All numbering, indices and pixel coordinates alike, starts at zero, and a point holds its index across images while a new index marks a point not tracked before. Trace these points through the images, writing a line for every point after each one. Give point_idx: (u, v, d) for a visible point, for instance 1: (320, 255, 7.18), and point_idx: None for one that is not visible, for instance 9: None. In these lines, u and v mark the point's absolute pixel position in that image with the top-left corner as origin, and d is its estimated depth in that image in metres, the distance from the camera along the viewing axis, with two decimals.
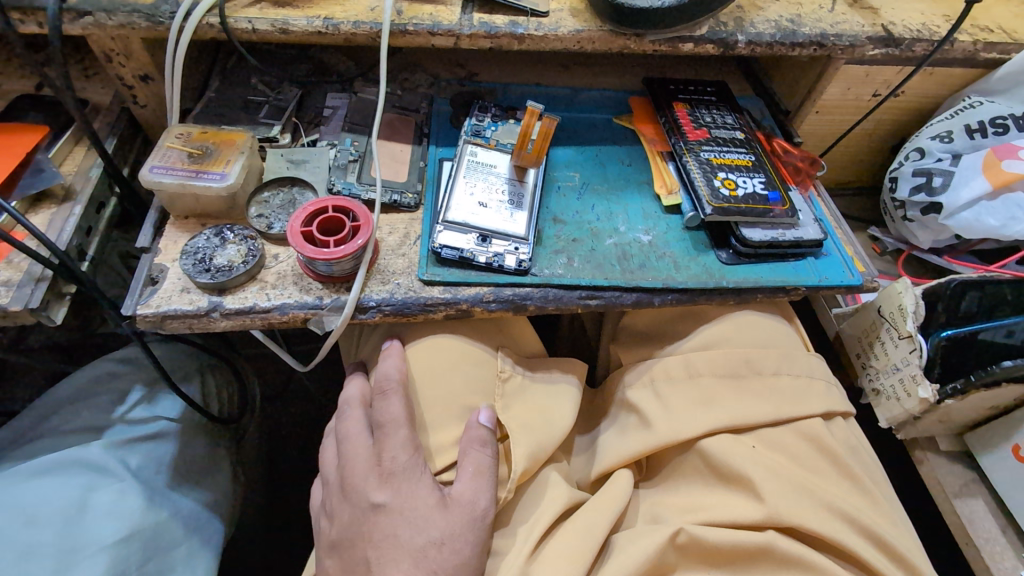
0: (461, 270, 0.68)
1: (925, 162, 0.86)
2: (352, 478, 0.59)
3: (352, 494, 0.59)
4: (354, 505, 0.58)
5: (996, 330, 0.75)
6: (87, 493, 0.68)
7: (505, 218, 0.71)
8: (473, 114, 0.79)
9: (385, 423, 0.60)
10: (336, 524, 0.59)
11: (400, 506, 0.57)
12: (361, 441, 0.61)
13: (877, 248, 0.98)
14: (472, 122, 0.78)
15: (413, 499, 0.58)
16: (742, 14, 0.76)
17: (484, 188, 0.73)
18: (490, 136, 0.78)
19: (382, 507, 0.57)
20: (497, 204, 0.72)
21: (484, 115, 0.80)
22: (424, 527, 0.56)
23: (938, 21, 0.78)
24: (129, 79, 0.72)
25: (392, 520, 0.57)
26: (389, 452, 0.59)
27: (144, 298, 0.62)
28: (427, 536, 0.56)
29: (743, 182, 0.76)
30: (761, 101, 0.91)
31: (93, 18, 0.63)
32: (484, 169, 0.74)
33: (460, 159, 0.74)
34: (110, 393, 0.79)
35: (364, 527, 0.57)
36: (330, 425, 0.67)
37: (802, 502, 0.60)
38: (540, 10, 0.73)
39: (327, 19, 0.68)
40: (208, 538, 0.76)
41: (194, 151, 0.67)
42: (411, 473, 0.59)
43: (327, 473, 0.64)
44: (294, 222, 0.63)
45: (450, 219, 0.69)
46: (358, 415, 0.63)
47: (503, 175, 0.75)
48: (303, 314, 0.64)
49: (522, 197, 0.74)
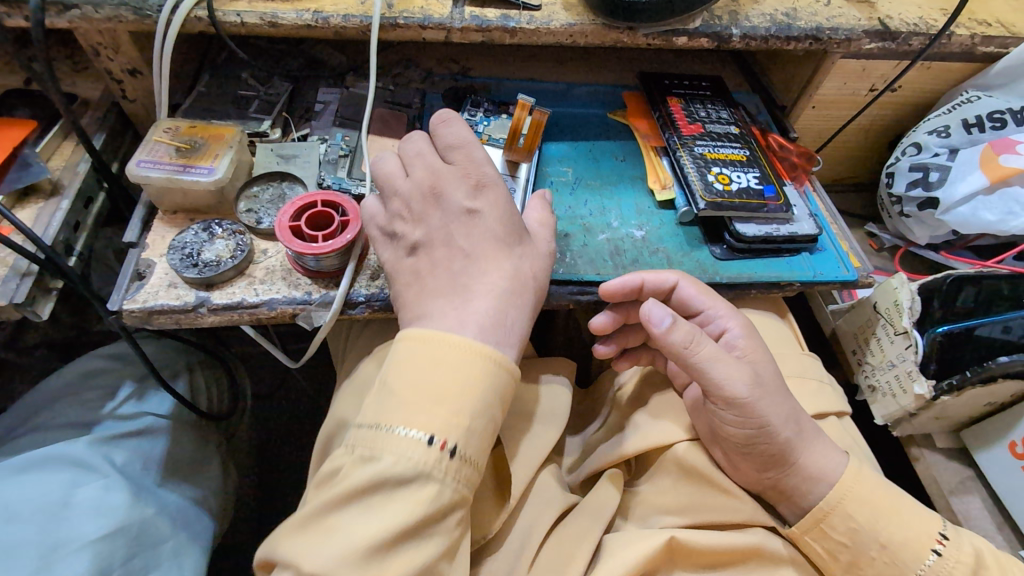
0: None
1: (922, 156, 0.85)
2: (439, 187, 0.58)
3: (441, 201, 0.58)
4: (444, 210, 0.57)
5: (993, 326, 0.73)
6: (71, 489, 0.68)
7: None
8: (466, 110, 0.79)
9: (460, 146, 0.59)
10: (411, 208, 0.58)
11: (491, 213, 0.57)
12: (434, 164, 0.59)
13: (873, 245, 0.97)
14: (464, 117, 0.78)
15: (505, 200, 0.59)
16: (737, 7, 0.75)
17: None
18: (482, 130, 0.77)
19: (475, 214, 0.57)
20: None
21: (477, 110, 0.80)
22: (515, 232, 0.58)
23: (935, 15, 0.77)
24: (118, 73, 0.71)
25: (469, 257, 0.56)
26: (476, 171, 0.59)
27: (130, 293, 0.62)
28: (503, 326, 0.54)
29: (736, 177, 0.75)
30: (756, 95, 0.90)
31: (80, 11, 0.62)
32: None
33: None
34: (100, 390, 0.78)
35: (451, 220, 0.57)
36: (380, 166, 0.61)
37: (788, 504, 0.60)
38: (533, 4, 0.73)
39: (316, 13, 0.68)
40: (195, 533, 0.75)
41: (182, 145, 0.66)
42: (501, 190, 0.59)
43: (399, 190, 0.59)
44: (281, 216, 0.62)
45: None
46: (418, 145, 0.61)
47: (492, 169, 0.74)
48: (291, 309, 0.63)
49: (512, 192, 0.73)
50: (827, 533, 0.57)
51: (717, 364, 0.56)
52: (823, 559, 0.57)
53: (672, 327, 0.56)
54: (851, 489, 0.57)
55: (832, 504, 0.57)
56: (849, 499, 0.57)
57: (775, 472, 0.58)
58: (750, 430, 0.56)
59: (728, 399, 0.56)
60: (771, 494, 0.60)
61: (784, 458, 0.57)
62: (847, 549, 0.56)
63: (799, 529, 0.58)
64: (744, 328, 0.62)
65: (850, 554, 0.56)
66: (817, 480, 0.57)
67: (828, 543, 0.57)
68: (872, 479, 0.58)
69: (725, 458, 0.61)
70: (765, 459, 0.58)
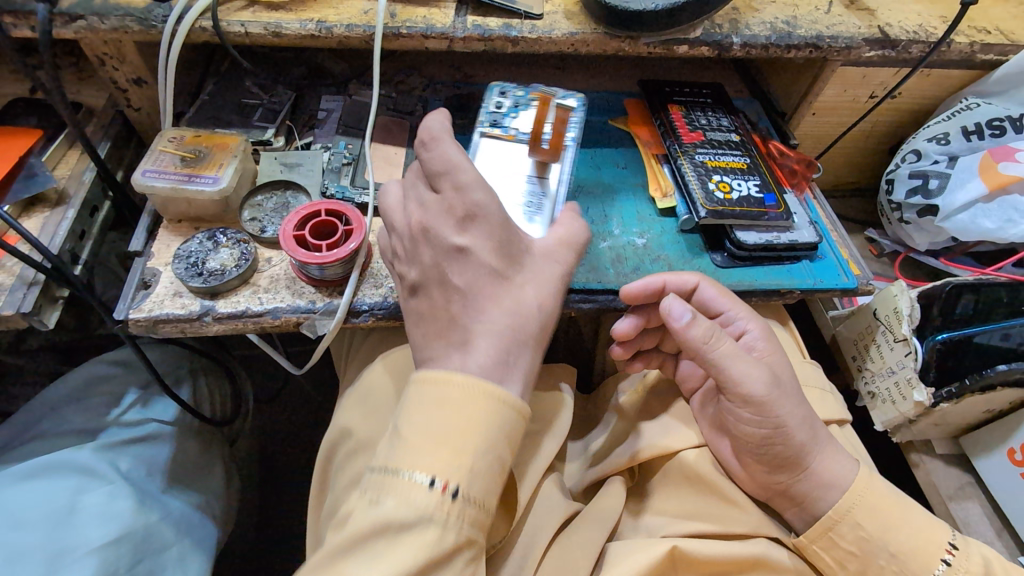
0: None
1: (921, 163, 0.86)
2: (427, 220, 0.53)
3: (430, 239, 0.52)
4: (433, 248, 0.52)
5: (991, 333, 0.74)
6: (77, 495, 0.68)
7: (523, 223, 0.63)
8: (492, 101, 0.72)
9: (444, 169, 0.52)
10: (411, 243, 0.54)
11: (482, 250, 0.51)
12: (423, 197, 0.54)
13: (873, 250, 0.98)
14: (488, 110, 0.71)
15: (498, 228, 0.52)
16: (737, 16, 0.76)
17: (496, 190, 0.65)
18: (508, 125, 0.70)
19: (464, 251, 0.51)
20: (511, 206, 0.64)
21: (506, 99, 0.73)
22: (512, 260, 0.53)
23: (934, 23, 0.78)
24: (123, 83, 0.72)
25: (465, 296, 0.51)
26: (463, 200, 0.52)
27: (136, 302, 0.62)
28: (507, 365, 0.50)
29: (737, 185, 0.75)
30: (756, 102, 0.91)
31: (86, 22, 0.63)
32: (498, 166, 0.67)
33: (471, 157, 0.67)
34: (105, 396, 0.79)
35: (441, 260, 0.52)
36: (384, 195, 0.59)
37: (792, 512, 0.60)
38: (535, 13, 0.73)
39: (320, 23, 0.68)
40: (199, 539, 0.76)
41: (186, 155, 0.67)
42: (493, 218, 0.52)
43: (397, 223, 0.56)
44: (285, 226, 0.63)
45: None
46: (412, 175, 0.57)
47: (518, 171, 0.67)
48: (295, 318, 0.64)
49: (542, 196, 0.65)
50: (834, 542, 0.57)
51: (738, 364, 0.57)
52: (830, 568, 0.57)
53: (694, 323, 0.57)
54: (858, 497, 0.57)
55: (840, 512, 0.56)
56: (859, 508, 0.57)
57: (786, 476, 0.59)
58: (765, 429, 0.57)
59: (745, 397, 0.57)
60: (778, 500, 0.61)
61: (796, 462, 0.58)
62: (855, 558, 0.56)
63: (807, 538, 0.57)
64: (762, 334, 0.64)
65: (857, 563, 0.56)
66: (828, 487, 0.58)
67: (836, 553, 0.57)
68: (879, 487, 0.58)
69: (737, 459, 0.62)
70: (777, 462, 0.58)
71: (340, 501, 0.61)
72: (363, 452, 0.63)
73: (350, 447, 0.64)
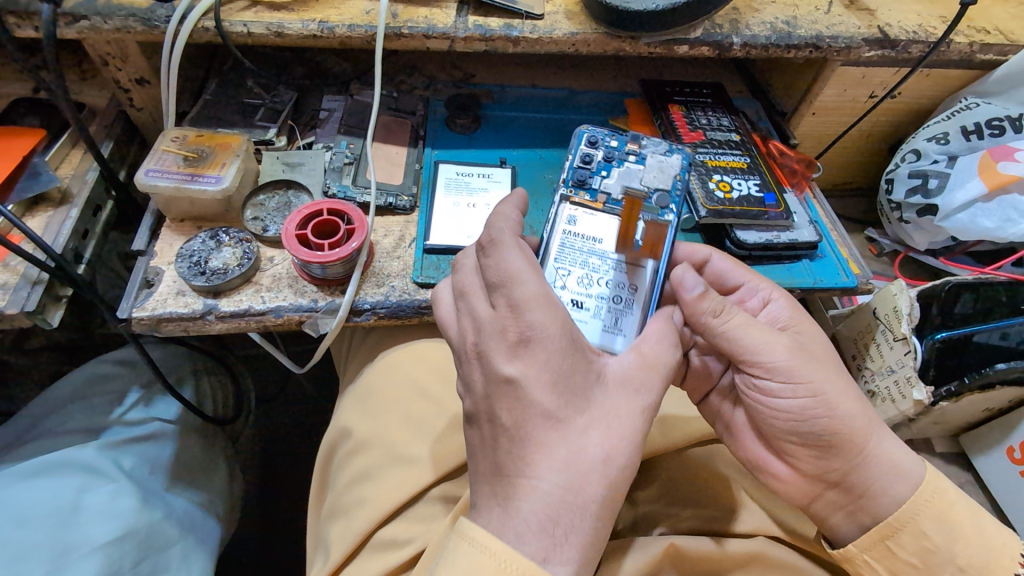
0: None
1: (920, 163, 0.86)
2: (479, 338, 0.49)
3: (481, 360, 0.48)
4: (484, 374, 0.48)
5: (991, 332, 0.73)
6: (80, 493, 0.68)
7: (606, 325, 0.55)
8: (578, 157, 0.62)
9: (505, 280, 0.49)
10: (465, 360, 0.50)
11: (535, 381, 0.46)
12: (476, 305, 0.50)
13: (873, 250, 0.98)
14: (574, 169, 0.61)
15: (558, 358, 0.46)
16: (737, 16, 0.76)
17: (579, 279, 0.56)
18: (597, 189, 0.60)
19: (514, 382, 0.46)
20: (595, 300, 0.56)
21: (597, 151, 0.62)
22: (573, 396, 0.46)
23: (934, 23, 0.78)
24: (125, 83, 0.72)
25: (513, 437, 0.45)
26: (522, 321, 0.47)
27: (139, 301, 0.62)
28: (567, 533, 0.43)
29: (737, 184, 0.76)
30: (756, 102, 0.91)
31: (89, 23, 0.63)
32: (584, 244, 0.58)
33: (554, 230, 0.58)
34: (108, 395, 0.79)
35: (491, 389, 0.47)
36: (442, 298, 0.56)
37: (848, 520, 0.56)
38: (536, 13, 0.73)
39: (322, 23, 0.69)
40: (203, 537, 0.76)
41: (189, 154, 0.67)
42: (552, 345, 0.46)
43: (450, 335, 0.53)
44: (288, 225, 0.63)
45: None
46: (469, 276, 0.53)
47: (605, 252, 0.58)
48: (297, 317, 0.64)
49: (632, 287, 0.57)
50: (891, 551, 0.53)
51: (756, 334, 0.56)
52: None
53: (705, 294, 0.55)
54: (926, 503, 0.52)
55: (899, 519, 0.52)
56: (924, 514, 0.52)
57: (839, 460, 0.55)
58: (801, 400, 0.55)
59: (768, 366, 0.56)
60: (832, 496, 0.56)
61: (845, 440, 0.55)
62: (913, 570, 0.52)
63: (858, 547, 0.54)
64: (788, 301, 0.62)
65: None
66: (887, 487, 0.54)
67: (890, 563, 0.53)
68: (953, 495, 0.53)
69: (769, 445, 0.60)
70: (824, 442, 0.55)
71: (341, 500, 0.62)
72: (363, 451, 0.63)
73: (350, 446, 0.65)
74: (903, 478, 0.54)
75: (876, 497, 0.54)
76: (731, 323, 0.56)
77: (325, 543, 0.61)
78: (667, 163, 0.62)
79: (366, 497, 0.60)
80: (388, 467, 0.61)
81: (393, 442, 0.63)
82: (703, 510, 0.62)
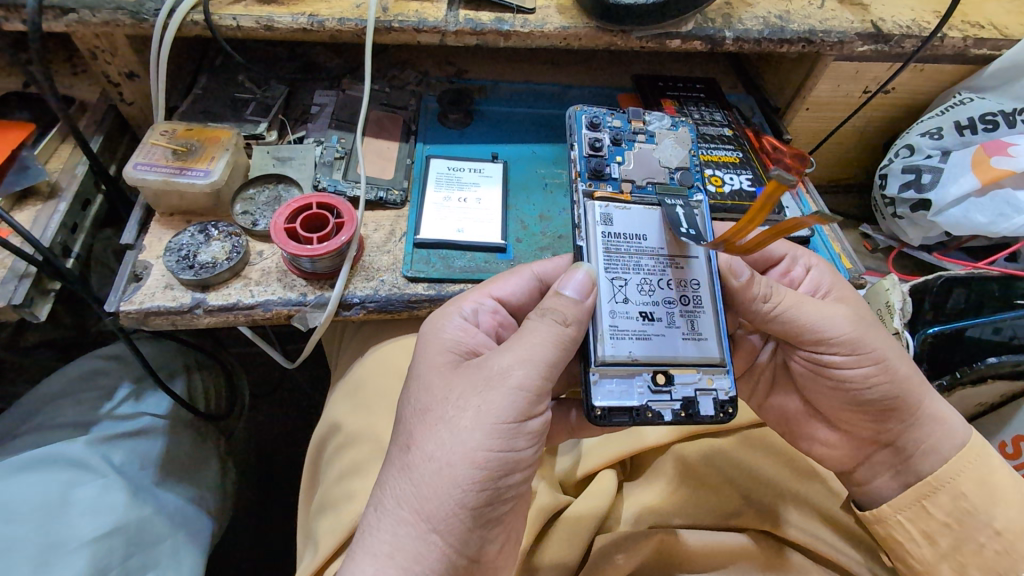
0: (628, 418, 0.51)
1: (913, 159, 0.86)
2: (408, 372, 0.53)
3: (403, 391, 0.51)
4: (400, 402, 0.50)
5: (983, 326, 0.72)
6: (70, 488, 0.68)
7: (685, 332, 0.54)
8: (590, 145, 0.60)
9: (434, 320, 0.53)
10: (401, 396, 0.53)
11: (424, 404, 0.46)
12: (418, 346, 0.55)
13: (868, 246, 0.97)
14: (589, 160, 0.59)
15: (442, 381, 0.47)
16: (730, 10, 0.76)
17: (638, 286, 0.54)
18: (615, 176, 0.59)
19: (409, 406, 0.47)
20: (663, 307, 0.54)
21: (600, 132, 0.62)
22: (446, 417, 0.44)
23: (928, 17, 0.77)
24: (115, 76, 0.72)
25: (397, 453, 0.46)
26: (433, 352, 0.50)
27: (127, 295, 0.62)
28: (394, 538, 0.43)
29: (729, 179, 0.77)
30: (750, 98, 0.92)
31: (77, 16, 0.63)
32: (630, 247, 0.55)
33: (594, 238, 0.54)
34: (98, 390, 0.79)
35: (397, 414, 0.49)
36: None
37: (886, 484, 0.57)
38: (526, 7, 0.73)
39: (312, 16, 0.68)
40: (194, 532, 0.76)
41: (178, 148, 0.67)
42: (445, 372, 0.47)
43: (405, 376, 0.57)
44: (276, 218, 0.63)
45: (610, 357, 0.51)
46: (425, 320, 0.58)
47: (655, 249, 0.55)
48: (286, 310, 0.64)
49: (696, 288, 0.55)
50: (927, 512, 0.54)
51: (811, 307, 0.56)
52: (915, 544, 0.55)
53: (754, 279, 0.55)
54: (970, 463, 0.54)
55: (939, 478, 0.54)
56: (965, 477, 0.54)
57: (895, 422, 0.56)
58: (864, 368, 0.55)
59: (830, 342, 0.56)
60: (883, 456, 0.57)
61: (903, 403, 0.55)
62: (948, 531, 0.53)
63: (892, 507, 0.55)
64: (828, 269, 0.64)
65: (951, 537, 0.53)
66: (928, 453, 0.55)
67: (924, 524, 0.54)
68: (994, 460, 0.54)
69: (834, 420, 0.60)
70: (881, 406, 0.56)
71: (330, 495, 0.62)
72: (353, 445, 0.63)
73: (340, 441, 0.65)
74: (952, 437, 0.55)
75: (925, 455, 0.55)
76: (787, 298, 0.56)
77: (313, 538, 0.61)
78: (674, 132, 0.64)
79: (354, 491, 0.60)
80: (376, 461, 0.61)
81: (381, 436, 0.63)
82: (695, 504, 0.62)
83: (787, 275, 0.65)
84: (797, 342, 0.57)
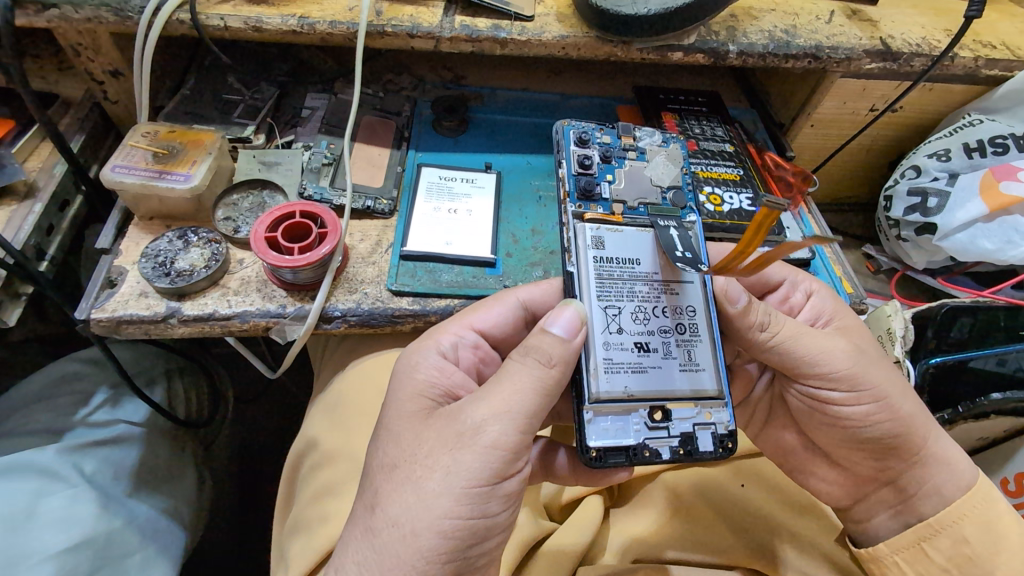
0: (625, 458, 0.48)
1: (920, 180, 0.83)
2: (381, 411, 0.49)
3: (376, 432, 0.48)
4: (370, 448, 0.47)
5: (986, 358, 0.70)
6: (36, 498, 0.66)
7: (682, 362, 0.52)
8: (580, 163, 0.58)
9: (410, 355, 0.51)
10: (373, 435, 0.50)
11: (390, 462, 0.43)
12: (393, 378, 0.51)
13: (870, 267, 0.95)
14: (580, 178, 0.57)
15: (411, 436, 0.44)
16: (735, 23, 0.74)
17: (632, 315, 0.51)
18: (607, 197, 0.57)
19: (376, 461, 0.44)
20: (659, 336, 0.52)
21: (589, 148, 0.60)
22: (415, 480, 0.41)
23: (939, 36, 0.75)
24: (99, 74, 0.70)
25: (359, 517, 0.43)
26: (406, 398, 0.47)
27: (99, 302, 0.60)
28: None
29: (729, 197, 0.75)
30: (753, 113, 0.90)
31: (58, 11, 0.61)
32: (624, 272, 0.52)
33: (585, 264, 0.51)
34: (73, 395, 0.77)
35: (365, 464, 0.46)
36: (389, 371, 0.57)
37: (884, 525, 0.55)
38: (525, 14, 0.71)
39: (302, 18, 0.66)
40: (165, 545, 0.73)
41: (159, 150, 0.65)
42: (416, 425, 0.45)
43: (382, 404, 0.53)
44: (257, 227, 0.61)
45: (605, 394, 0.49)
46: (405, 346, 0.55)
47: (649, 274, 0.53)
48: (264, 322, 0.62)
49: (693, 315, 0.53)
50: (925, 554, 0.52)
51: (810, 340, 0.54)
52: None
53: (751, 306, 0.53)
54: (975, 506, 0.51)
55: (940, 520, 0.51)
56: (968, 520, 0.51)
57: (898, 461, 0.53)
58: (864, 406, 0.53)
59: (829, 377, 0.53)
60: (884, 493, 0.55)
61: (906, 441, 0.53)
62: None
63: (889, 546, 0.53)
64: (830, 294, 0.61)
65: None
66: (928, 494, 0.53)
67: (924, 567, 0.51)
68: (1001, 505, 0.52)
69: (837, 461, 0.57)
70: (883, 445, 0.53)
71: (303, 514, 0.59)
72: (329, 464, 0.61)
73: (316, 459, 0.62)
74: (956, 479, 0.53)
75: (929, 494, 0.53)
76: (785, 328, 0.53)
77: (285, 559, 0.58)
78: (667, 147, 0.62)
79: (328, 513, 0.58)
80: (351, 482, 0.59)
81: (358, 455, 0.61)
82: (683, 537, 0.60)
83: (787, 301, 0.62)
84: (794, 376, 0.55)
